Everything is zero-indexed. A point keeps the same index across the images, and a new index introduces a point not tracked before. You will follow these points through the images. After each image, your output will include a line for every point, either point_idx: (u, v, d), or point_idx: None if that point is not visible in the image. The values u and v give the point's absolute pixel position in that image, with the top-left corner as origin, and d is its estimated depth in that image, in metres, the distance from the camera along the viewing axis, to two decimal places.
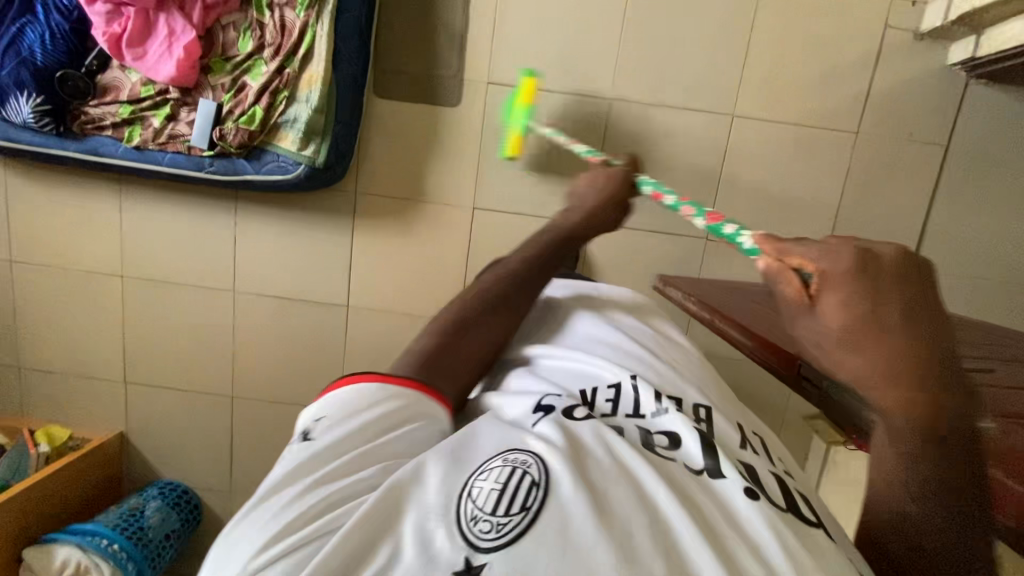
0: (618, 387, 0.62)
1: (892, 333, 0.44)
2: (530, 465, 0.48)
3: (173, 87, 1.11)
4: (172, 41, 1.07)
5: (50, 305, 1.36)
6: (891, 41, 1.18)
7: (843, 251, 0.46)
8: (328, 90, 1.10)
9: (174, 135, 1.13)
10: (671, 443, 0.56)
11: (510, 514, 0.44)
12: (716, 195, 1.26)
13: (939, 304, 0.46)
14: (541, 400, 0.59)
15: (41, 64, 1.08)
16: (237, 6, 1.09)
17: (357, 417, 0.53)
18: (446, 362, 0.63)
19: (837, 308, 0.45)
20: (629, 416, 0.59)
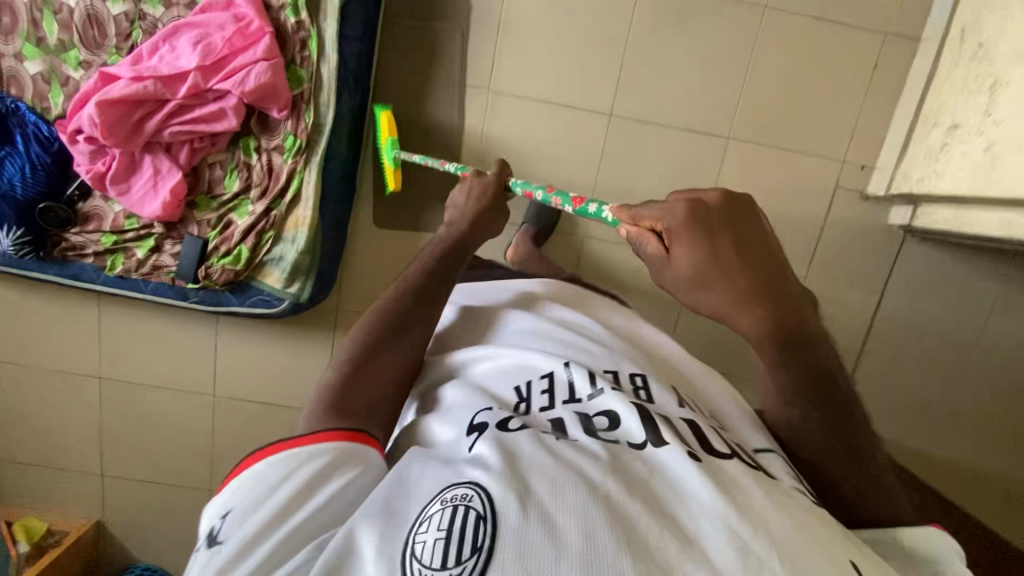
0: (551, 376, 0.71)
1: (728, 263, 0.65)
2: (472, 498, 0.51)
3: (158, 222, 1.13)
4: (158, 181, 1.08)
5: (25, 402, 1.37)
6: (840, 200, 1.29)
7: (678, 207, 0.65)
8: (314, 232, 1.14)
9: (158, 267, 1.15)
10: (610, 423, 0.63)
11: (463, 559, 0.47)
12: (676, 323, 1.37)
13: (741, 225, 0.66)
14: (474, 420, 0.65)
15: (21, 197, 1.08)
16: (225, 147, 1.10)
17: (271, 501, 0.56)
18: (361, 389, 0.71)
19: (685, 255, 0.65)
20: (567, 402, 0.67)
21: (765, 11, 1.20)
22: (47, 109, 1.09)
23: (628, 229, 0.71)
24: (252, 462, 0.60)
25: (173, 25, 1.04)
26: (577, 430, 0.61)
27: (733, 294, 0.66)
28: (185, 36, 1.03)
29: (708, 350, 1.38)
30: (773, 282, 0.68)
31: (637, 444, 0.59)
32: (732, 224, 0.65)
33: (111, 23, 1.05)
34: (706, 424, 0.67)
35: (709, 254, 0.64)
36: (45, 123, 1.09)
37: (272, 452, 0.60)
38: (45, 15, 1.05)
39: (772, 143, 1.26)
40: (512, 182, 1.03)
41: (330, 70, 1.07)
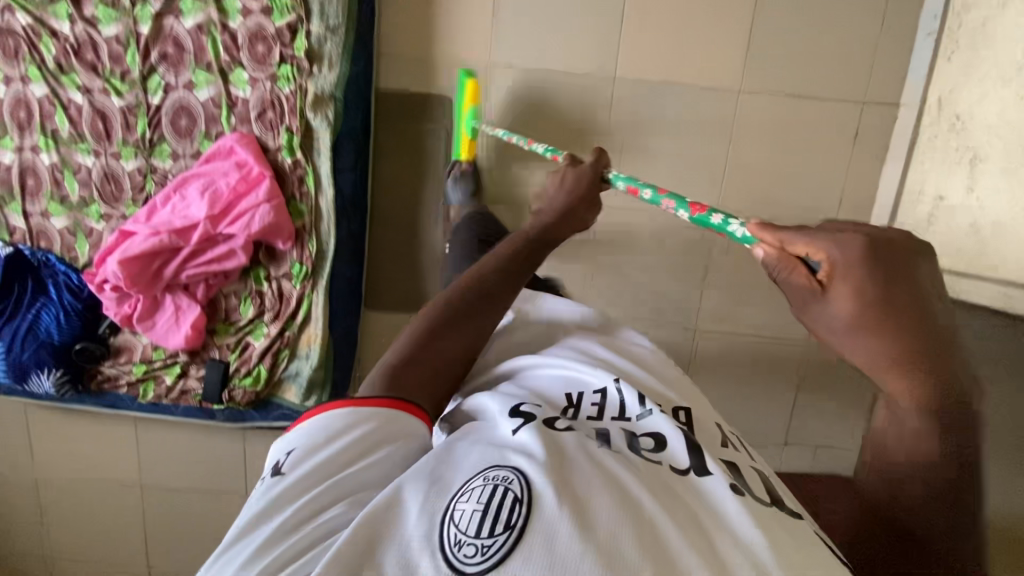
0: (603, 393, 0.63)
1: (900, 314, 0.42)
2: (512, 480, 0.46)
3: (182, 351, 1.21)
4: (180, 315, 1.17)
5: (75, 514, 1.47)
6: None
7: (852, 238, 0.44)
8: (325, 348, 1.21)
9: (185, 390, 1.23)
10: (655, 446, 0.56)
11: (494, 534, 0.42)
12: None
13: (919, 275, 0.44)
14: (519, 406, 0.58)
15: (59, 341, 1.17)
16: (237, 278, 1.18)
17: (326, 448, 0.51)
18: (410, 373, 0.63)
19: (849, 294, 0.43)
20: (615, 418, 0.60)
21: (739, 94, 1.23)
22: (75, 258, 1.18)
23: (764, 247, 0.50)
24: (322, 410, 0.56)
25: (182, 176, 1.12)
26: (620, 444, 0.55)
27: (890, 356, 0.42)
28: (194, 185, 1.11)
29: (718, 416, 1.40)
30: (950, 368, 0.42)
31: (680, 470, 0.53)
32: (904, 267, 0.43)
33: (126, 177, 1.14)
34: (751, 466, 0.60)
35: (878, 301, 0.42)
36: (74, 271, 1.18)
37: (335, 404, 0.56)
38: (66, 175, 1.15)
39: (759, 216, 1.28)
40: (613, 172, 0.92)
41: (328, 201, 1.14)
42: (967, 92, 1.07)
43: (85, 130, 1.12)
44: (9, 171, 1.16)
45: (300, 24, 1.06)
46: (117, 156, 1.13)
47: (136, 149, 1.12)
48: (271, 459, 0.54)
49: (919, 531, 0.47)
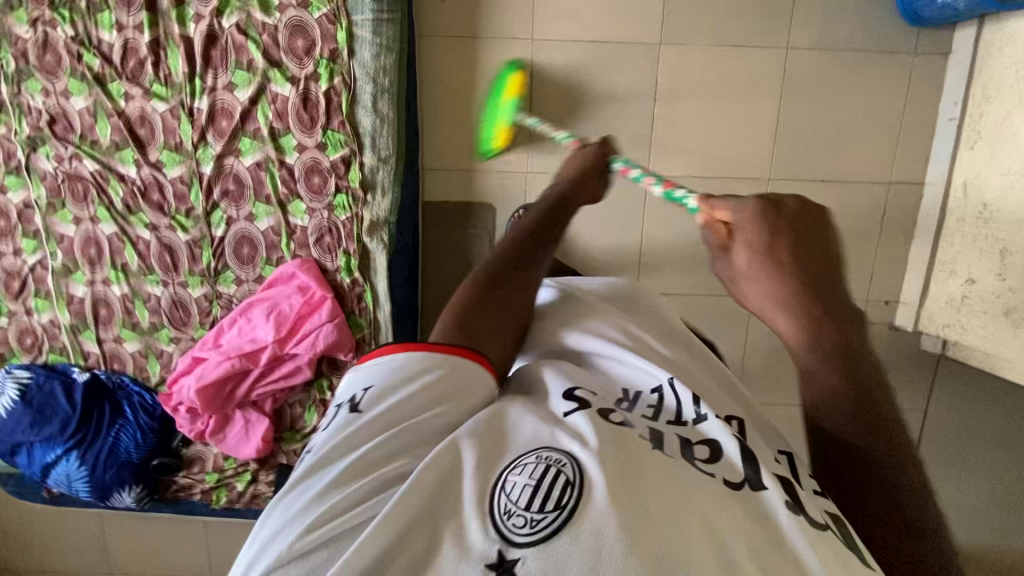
0: (660, 392, 0.55)
1: (788, 263, 0.54)
2: (566, 462, 0.41)
3: (253, 459, 1.27)
4: (249, 429, 1.22)
5: None
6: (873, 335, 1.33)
7: (750, 202, 0.57)
8: None
9: (257, 495, 1.29)
10: (710, 456, 0.47)
11: (546, 511, 0.37)
12: None
13: (811, 229, 0.55)
14: (571, 391, 0.51)
15: (137, 460, 1.24)
16: (302, 390, 1.24)
17: (385, 397, 0.46)
18: (480, 323, 0.56)
19: (743, 248, 0.57)
20: (669, 421, 0.51)
21: (769, 182, 1.27)
22: (148, 378, 1.26)
23: (699, 214, 0.62)
24: (387, 351, 0.50)
25: (247, 300, 1.18)
26: (672, 450, 0.46)
27: (777, 294, 0.54)
28: (259, 309, 1.17)
29: None
30: (854, 323, 0.52)
31: (735, 484, 0.44)
32: (803, 229, 0.55)
33: (193, 304, 1.20)
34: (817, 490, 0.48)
35: (767, 252, 0.55)
36: (148, 391, 1.26)
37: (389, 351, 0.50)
38: (136, 304, 1.21)
39: None
40: (614, 156, 0.86)
41: (386, 315, 1.20)
42: (998, 174, 1.10)
43: (153, 262, 1.18)
44: (82, 302, 1.22)
45: (353, 157, 1.12)
46: (184, 284, 1.19)
47: (202, 278, 1.19)
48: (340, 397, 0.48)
49: (891, 475, 0.45)
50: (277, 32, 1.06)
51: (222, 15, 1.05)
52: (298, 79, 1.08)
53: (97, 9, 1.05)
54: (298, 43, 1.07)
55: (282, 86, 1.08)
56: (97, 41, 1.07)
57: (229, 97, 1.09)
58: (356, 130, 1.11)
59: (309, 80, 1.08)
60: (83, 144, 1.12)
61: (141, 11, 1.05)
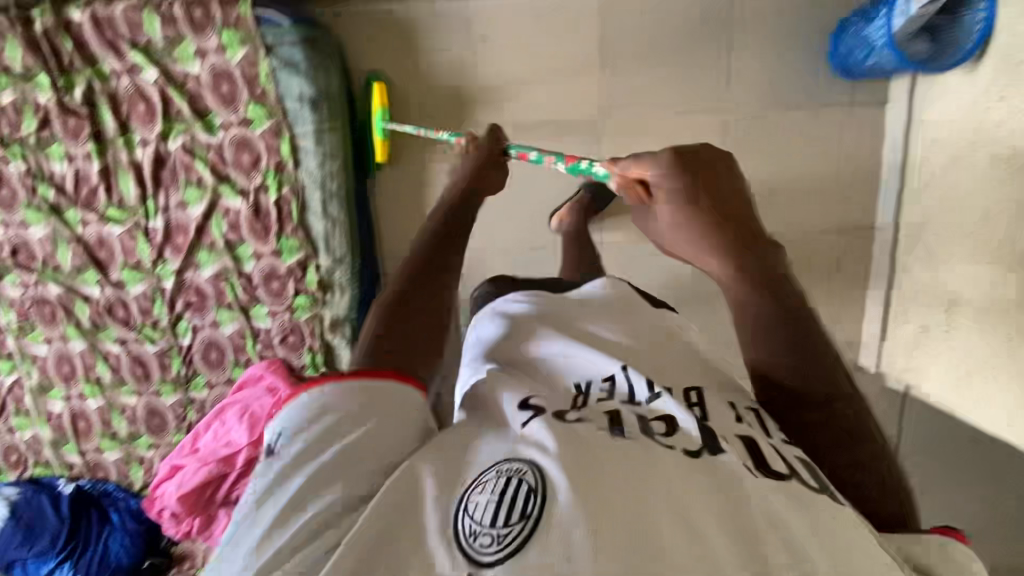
0: (612, 378, 0.50)
1: (704, 218, 0.54)
2: (528, 470, 0.36)
3: None
4: None
5: None
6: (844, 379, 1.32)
7: (663, 155, 0.56)
8: None
9: None
10: (666, 429, 0.42)
11: (512, 525, 0.33)
12: None
13: (720, 173, 0.55)
14: (521, 397, 0.45)
15: (127, 565, 1.24)
16: None
17: (312, 429, 0.40)
18: (415, 340, 0.53)
19: (666, 213, 0.56)
20: (623, 402, 0.46)
21: None
22: (131, 483, 1.28)
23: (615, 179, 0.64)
24: (312, 384, 0.44)
25: (219, 404, 1.20)
26: (631, 430, 0.41)
27: (705, 249, 0.54)
28: (232, 411, 1.17)
29: None
30: (773, 272, 0.52)
31: (697, 453, 0.39)
32: (711, 188, 0.55)
33: (168, 410, 1.23)
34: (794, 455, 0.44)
35: (690, 215, 0.54)
36: (133, 495, 1.28)
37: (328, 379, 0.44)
38: (113, 415, 1.24)
39: None
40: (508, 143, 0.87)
41: None
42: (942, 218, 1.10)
43: (125, 375, 1.21)
44: (60, 417, 1.25)
45: (309, 260, 1.14)
46: (157, 393, 1.22)
47: (174, 385, 1.21)
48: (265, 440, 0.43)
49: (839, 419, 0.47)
50: (222, 149, 1.08)
51: (167, 138, 1.08)
52: (248, 191, 1.11)
53: (46, 143, 1.08)
54: (244, 157, 1.09)
55: (233, 199, 1.11)
56: (49, 173, 1.10)
57: (182, 213, 1.12)
58: (309, 235, 1.13)
59: (258, 192, 1.11)
60: (45, 270, 1.15)
61: (87, 142, 1.07)
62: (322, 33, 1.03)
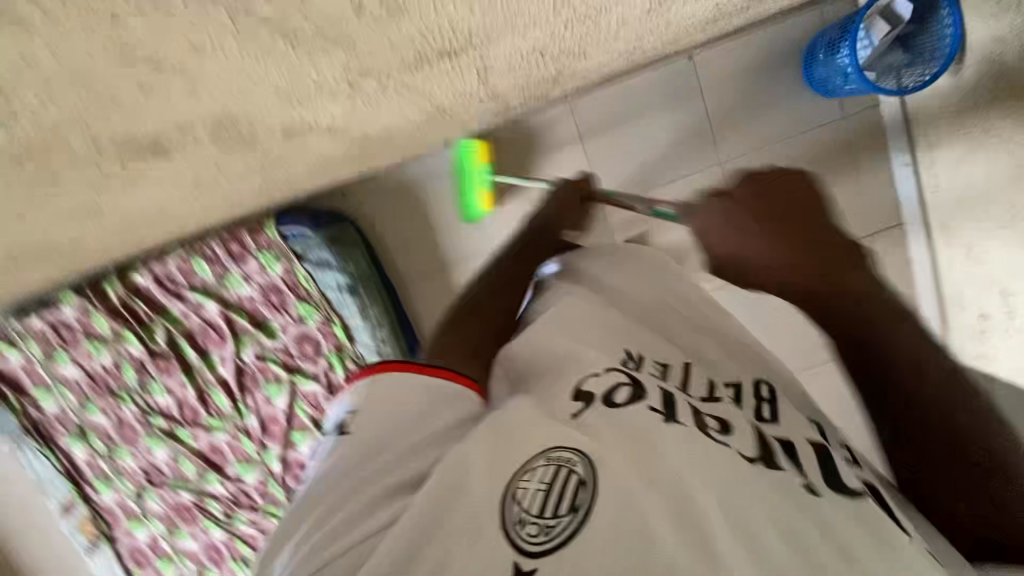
0: (665, 365, 0.61)
1: (752, 233, 0.71)
2: (576, 462, 0.46)
3: None
4: None
5: None
6: None
7: (716, 201, 0.79)
8: None
9: None
10: (721, 427, 0.52)
11: (558, 515, 0.42)
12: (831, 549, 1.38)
13: (793, 185, 0.72)
14: (581, 384, 0.57)
15: None
16: None
17: (366, 413, 0.57)
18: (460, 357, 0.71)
19: (711, 230, 0.77)
20: (676, 390, 0.57)
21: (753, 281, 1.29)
22: None
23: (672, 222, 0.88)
24: (366, 374, 0.62)
25: None
26: (685, 420, 0.52)
27: (762, 254, 0.69)
28: None
29: None
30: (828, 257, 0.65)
31: (751, 458, 0.49)
32: (771, 194, 0.73)
33: None
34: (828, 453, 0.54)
35: (736, 222, 0.74)
36: None
37: (378, 370, 0.61)
38: None
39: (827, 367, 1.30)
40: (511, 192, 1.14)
41: None
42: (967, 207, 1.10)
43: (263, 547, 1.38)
44: None
45: None
46: None
47: None
48: (332, 417, 0.61)
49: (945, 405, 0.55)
50: (288, 346, 1.23)
51: (240, 351, 1.23)
52: (317, 374, 1.25)
53: (145, 383, 1.24)
54: (306, 347, 1.24)
55: (308, 384, 1.25)
56: (156, 405, 1.26)
57: (271, 405, 1.26)
58: None
59: (327, 372, 1.25)
60: (177, 481, 1.33)
61: (180, 373, 1.23)
62: (341, 227, 1.19)
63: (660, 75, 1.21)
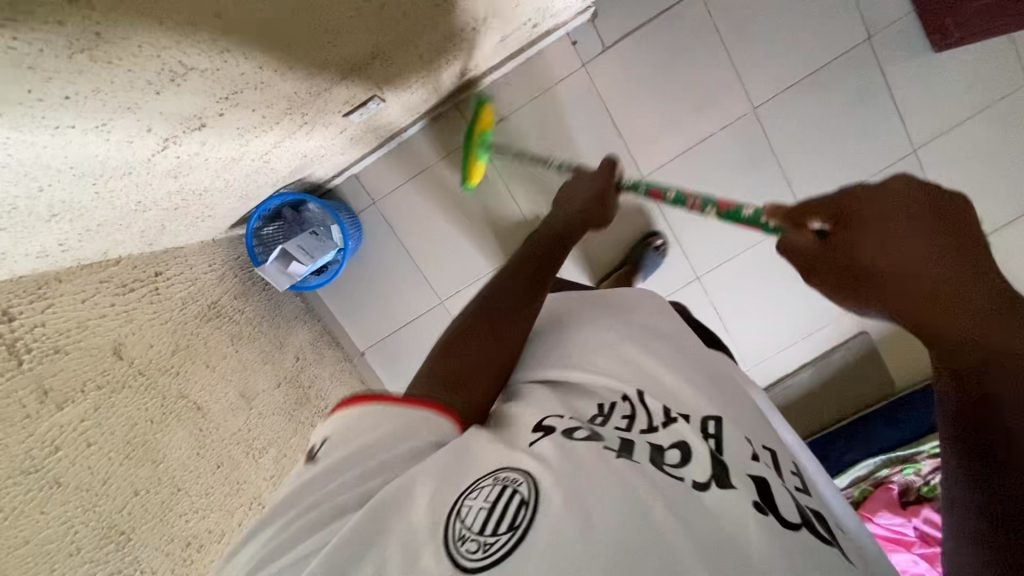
0: (631, 400, 0.53)
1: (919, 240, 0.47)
2: (522, 482, 0.43)
3: None
4: None
5: None
6: (624, 50, 1.22)
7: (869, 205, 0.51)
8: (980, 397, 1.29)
9: None
10: (681, 459, 0.46)
11: (500, 533, 0.39)
12: (835, 73, 1.24)
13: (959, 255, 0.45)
14: (543, 419, 0.51)
15: None
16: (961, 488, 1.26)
17: (354, 446, 0.49)
18: (456, 368, 0.59)
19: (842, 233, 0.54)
20: (639, 429, 0.50)
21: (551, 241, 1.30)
22: None
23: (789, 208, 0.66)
24: (360, 400, 0.53)
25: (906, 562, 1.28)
26: (641, 455, 0.46)
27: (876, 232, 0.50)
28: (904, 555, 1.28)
29: (837, 29, 1.22)
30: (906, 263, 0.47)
31: (705, 483, 0.44)
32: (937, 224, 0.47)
33: None
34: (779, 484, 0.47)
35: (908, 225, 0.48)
36: None
37: (371, 398, 0.52)
38: None
39: (627, 144, 1.26)
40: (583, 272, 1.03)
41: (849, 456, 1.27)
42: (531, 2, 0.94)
43: None
44: None
45: None
46: None
47: None
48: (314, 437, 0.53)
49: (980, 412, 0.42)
50: None
51: None
52: None
53: None
54: None
55: None
56: None
57: None
58: None
59: None
60: None
61: None
62: None
63: (352, 335, 1.34)
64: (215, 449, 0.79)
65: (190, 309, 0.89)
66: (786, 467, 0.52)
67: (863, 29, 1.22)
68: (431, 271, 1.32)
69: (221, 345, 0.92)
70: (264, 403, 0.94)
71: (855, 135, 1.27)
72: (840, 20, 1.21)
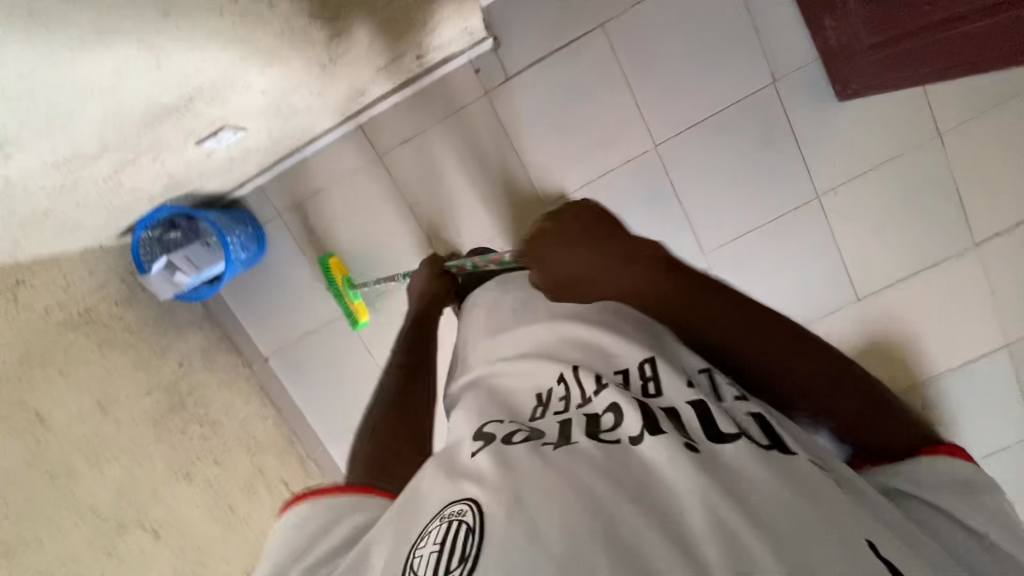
0: (564, 384, 0.55)
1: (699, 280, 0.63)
2: (467, 510, 0.41)
3: None
4: None
5: None
6: (527, 82, 1.23)
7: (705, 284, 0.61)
8: None
9: None
10: (613, 421, 0.48)
11: (452, 569, 0.37)
12: (737, 115, 1.24)
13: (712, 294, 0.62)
14: (483, 426, 0.53)
15: None
16: None
17: (295, 542, 0.51)
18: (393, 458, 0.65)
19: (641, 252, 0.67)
20: (575, 407, 0.52)
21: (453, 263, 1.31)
22: None
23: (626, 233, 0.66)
24: (295, 502, 0.55)
25: None
26: (578, 432, 0.47)
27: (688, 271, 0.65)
28: None
29: (739, 72, 1.22)
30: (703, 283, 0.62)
31: (638, 437, 0.45)
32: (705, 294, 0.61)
33: None
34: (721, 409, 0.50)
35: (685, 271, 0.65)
36: None
37: (309, 495, 0.55)
38: None
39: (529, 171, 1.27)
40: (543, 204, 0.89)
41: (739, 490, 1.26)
42: (399, 43, 0.96)
43: None
44: None
45: None
46: None
47: None
48: None
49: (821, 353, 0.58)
50: None
51: None
52: None
53: None
54: None
55: None
56: None
57: None
58: None
59: None
60: None
61: None
62: None
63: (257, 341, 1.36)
64: (50, 457, 0.85)
65: (53, 317, 0.93)
66: (724, 387, 0.55)
67: (766, 74, 1.22)
68: (334, 281, 1.32)
69: (86, 352, 0.97)
70: (124, 409, 1.00)
71: (758, 176, 1.27)
72: (743, 64, 1.22)
